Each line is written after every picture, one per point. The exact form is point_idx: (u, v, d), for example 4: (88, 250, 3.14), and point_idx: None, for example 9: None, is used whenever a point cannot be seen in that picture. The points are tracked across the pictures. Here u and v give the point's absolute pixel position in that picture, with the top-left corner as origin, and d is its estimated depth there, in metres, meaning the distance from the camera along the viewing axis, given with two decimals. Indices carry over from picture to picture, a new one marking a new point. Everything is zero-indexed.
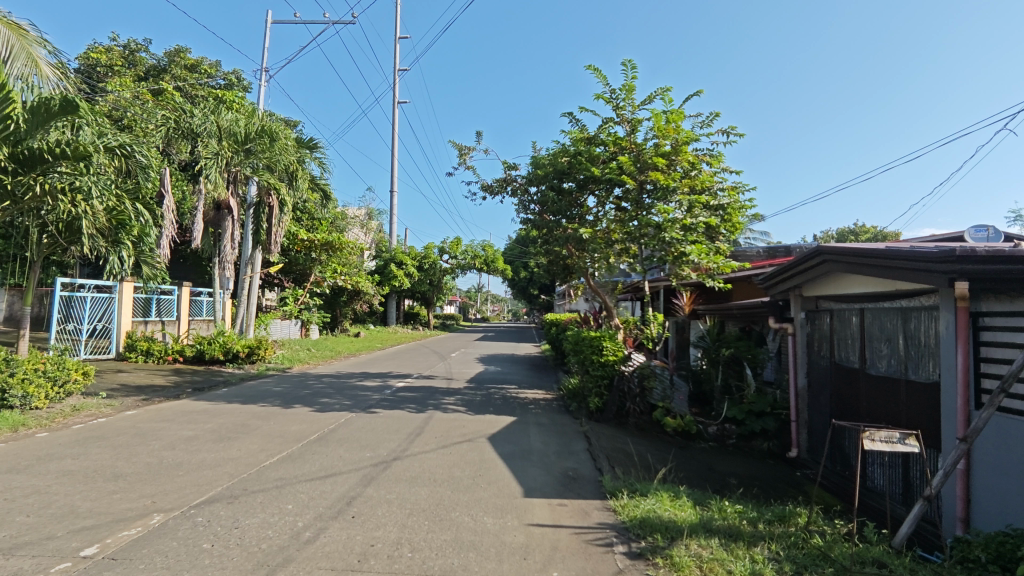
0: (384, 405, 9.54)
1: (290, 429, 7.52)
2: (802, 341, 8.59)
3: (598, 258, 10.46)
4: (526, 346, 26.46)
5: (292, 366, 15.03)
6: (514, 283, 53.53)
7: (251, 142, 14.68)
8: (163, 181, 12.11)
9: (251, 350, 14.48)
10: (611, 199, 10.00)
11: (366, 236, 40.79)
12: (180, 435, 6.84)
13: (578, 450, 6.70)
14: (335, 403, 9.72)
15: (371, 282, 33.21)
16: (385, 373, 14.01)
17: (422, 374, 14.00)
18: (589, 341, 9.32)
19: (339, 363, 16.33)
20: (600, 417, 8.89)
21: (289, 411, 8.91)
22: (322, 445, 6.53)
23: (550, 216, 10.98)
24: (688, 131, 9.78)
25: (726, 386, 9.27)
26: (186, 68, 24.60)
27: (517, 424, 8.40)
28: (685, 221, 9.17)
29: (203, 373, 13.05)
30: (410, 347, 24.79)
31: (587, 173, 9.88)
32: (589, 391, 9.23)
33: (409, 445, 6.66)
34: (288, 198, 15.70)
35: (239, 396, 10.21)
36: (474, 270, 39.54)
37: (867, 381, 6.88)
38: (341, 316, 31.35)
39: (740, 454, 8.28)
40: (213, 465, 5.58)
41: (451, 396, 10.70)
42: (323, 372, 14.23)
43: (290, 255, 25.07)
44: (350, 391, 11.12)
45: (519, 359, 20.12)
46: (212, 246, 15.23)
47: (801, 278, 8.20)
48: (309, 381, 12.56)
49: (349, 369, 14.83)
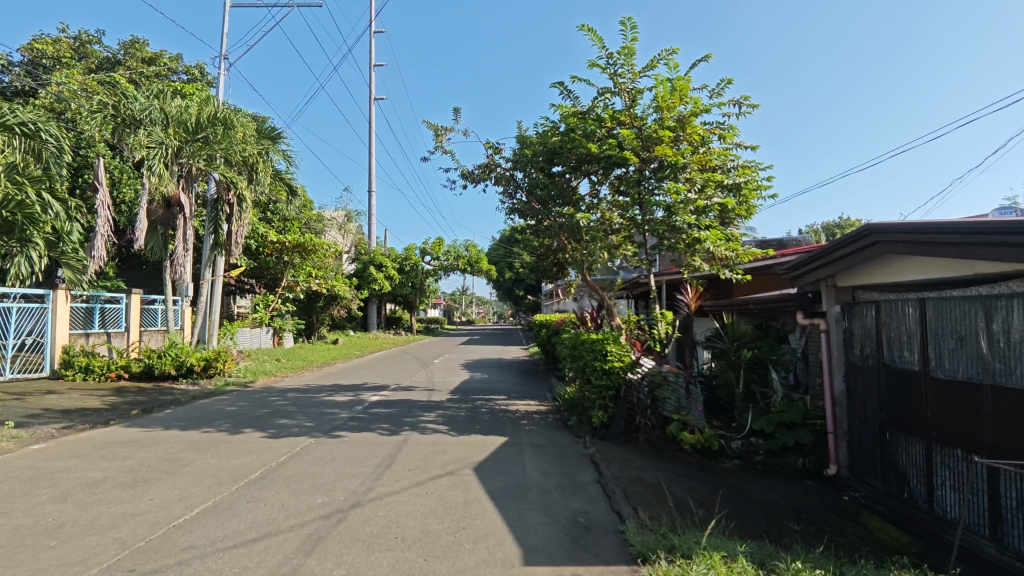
0: (351, 426, 8.15)
1: (228, 463, 6.09)
2: (837, 339, 7.38)
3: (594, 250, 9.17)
4: (514, 349, 25.12)
5: (256, 379, 13.54)
6: (498, 284, 52.13)
7: (202, 131, 13.12)
8: (96, 173, 10.63)
9: (208, 363, 13.00)
10: (610, 181, 8.70)
11: (344, 239, 39.17)
12: (82, 479, 5.39)
13: (587, 483, 5.39)
14: (294, 424, 8.29)
15: (349, 286, 31.65)
16: (359, 386, 12.55)
17: (399, 385, 12.60)
18: (589, 345, 8.00)
19: (309, 375, 14.87)
20: (606, 435, 7.59)
21: (237, 437, 7.50)
22: (263, 488, 5.13)
23: (540, 204, 9.65)
24: (694, 102, 8.56)
25: (748, 393, 8.02)
26: (144, 61, 22.93)
27: (508, 446, 7.03)
28: (699, 202, 7.91)
29: (150, 391, 11.56)
30: (391, 353, 23.33)
31: (583, 152, 8.57)
32: (590, 404, 7.90)
33: (374, 484, 5.26)
34: (248, 194, 14.21)
35: (183, 419, 8.73)
36: (457, 271, 38.08)
37: (934, 386, 5.69)
38: (317, 322, 29.77)
39: (772, 475, 7.04)
40: (109, 525, 4.20)
41: (430, 412, 9.32)
42: (288, 386, 12.77)
43: (260, 259, 23.50)
44: (314, 408, 9.71)
45: (507, 364, 18.76)
46: (162, 248, 13.71)
47: (839, 264, 6.98)
48: (270, 397, 11.10)
49: (319, 381, 13.39)
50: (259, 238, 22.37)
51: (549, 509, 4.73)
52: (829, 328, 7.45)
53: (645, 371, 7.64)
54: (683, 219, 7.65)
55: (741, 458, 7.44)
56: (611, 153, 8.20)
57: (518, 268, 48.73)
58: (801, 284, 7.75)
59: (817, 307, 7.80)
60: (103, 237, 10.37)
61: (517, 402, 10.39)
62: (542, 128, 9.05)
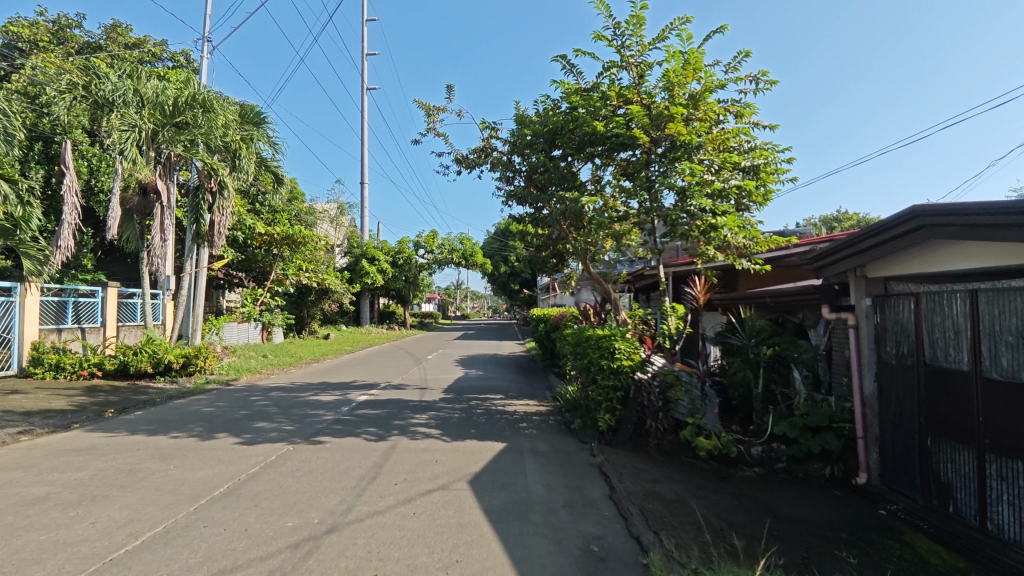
0: (335, 430, 7.46)
1: (193, 475, 5.40)
2: (867, 335, 6.74)
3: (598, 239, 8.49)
4: (510, 345, 24.46)
5: (238, 377, 12.83)
6: (494, 279, 51.35)
7: (180, 114, 12.51)
8: (62, 156, 9.91)
9: (188, 361, 12.31)
10: (616, 163, 8.01)
11: (336, 232, 38.36)
12: (21, 497, 4.70)
13: (598, 501, 4.75)
14: (273, 428, 7.60)
15: (341, 280, 30.90)
16: (347, 384, 11.86)
17: (390, 384, 11.91)
18: (595, 341, 7.34)
19: (296, 372, 14.16)
20: (614, 440, 6.95)
21: (208, 443, 6.80)
22: (227, 508, 4.45)
23: (540, 189, 8.96)
24: (708, 78, 7.88)
25: (768, 394, 7.38)
26: (126, 46, 22.06)
27: (507, 454, 6.36)
28: (716, 185, 7.22)
29: (124, 390, 10.85)
30: (383, 350, 22.62)
31: (587, 132, 7.87)
32: (597, 405, 7.25)
33: (355, 502, 4.59)
34: (230, 181, 13.46)
35: (153, 421, 8.04)
36: (452, 264, 37.33)
37: (988, 389, 5.08)
38: (308, 317, 29.02)
39: (797, 484, 6.42)
40: (35, 559, 3.52)
41: (421, 414, 8.64)
42: (273, 384, 12.07)
43: (248, 252, 22.72)
44: (298, 410, 9.01)
45: (504, 361, 18.09)
46: (138, 238, 12.96)
47: (873, 252, 6.34)
48: (252, 397, 10.40)
49: (306, 380, 12.69)
50: (246, 230, 21.58)
51: (557, 534, 4.08)
52: (858, 323, 6.80)
53: (656, 370, 6.97)
54: (700, 202, 6.95)
55: (762, 465, 6.82)
56: (619, 131, 7.51)
57: (514, 262, 48.03)
58: (827, 275, 7.08)
59: (843, 301, 7.13)
60: (71, 226, 9.67)
61: (515, 402, 9.72)
62: (543, 105, 8.36)
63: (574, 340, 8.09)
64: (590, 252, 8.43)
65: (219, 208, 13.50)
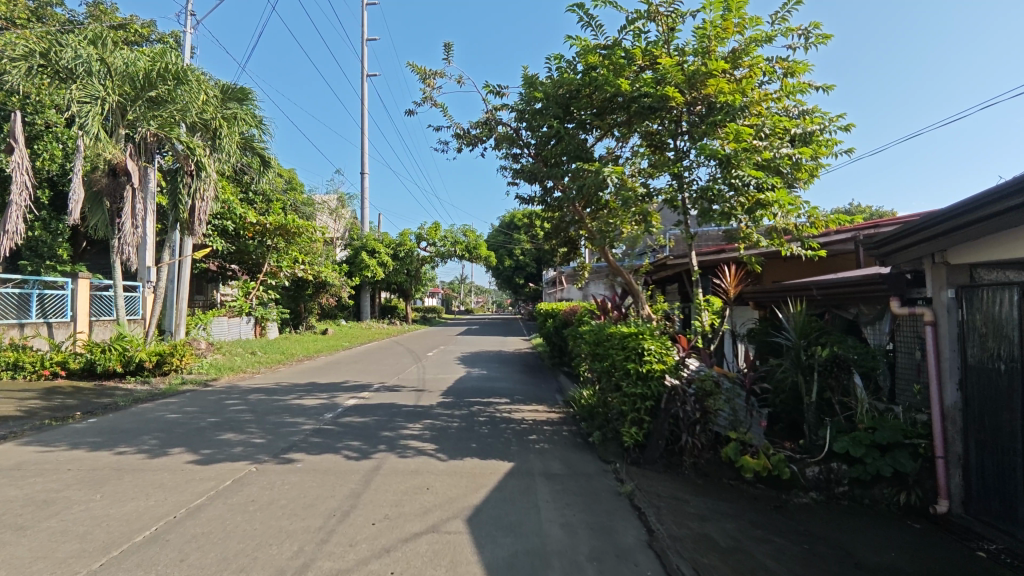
0: (312, 443, 6.34)
1: (121, 509, 4.31)
2: (947, 333, 5.52)
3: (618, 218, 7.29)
4: (515, 341, 23.36)
5: (219, 377, 11.75)
6: (498, 272, 50.06)
7: (151, 89, 11.42)
8: (11, 128, 8.82)
9: (161, 360, 11.26)
10: (642, 130, 6.83)
11: (336, 224, 37.29)
12: None
13: (633, 552, 3.61)
14: (240, 441, 6.50)
15: (339, 273, 29.84)
16: (335, 385, 10.75)
17: (384, 385, 10.81)
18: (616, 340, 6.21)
19: (283, 372, 13.05)
20: (642, 461, 5.78)
21: (157, 460, 5.72)
22: (143, 564, 3.35)
23: (551, 164, 7.81)
24: (750, 30, 6.69)
25: (823, 403, 6.20)
26: (112, 26, 20.99)
27: (514, 478, 5.22)
28: (764, 153, 6.01)
29: (88, 392, 9.78)
30: (381, 346, 21.51)
31: (609, 93, 6.69)
32: (620, 417, 6.10)
33: (315, 556, 3.48)
34: (209, 162, 12.31)
35: (104, 431, 6.97)
36: (455, 257, 36.16)
37: None
38: (305, 312, 27.98)
39: (866, 516, 5.26)
40: None
41: (414, 422, 7.51)
42: (254, 385, 10.98)
43: (239, 243, 21.63)
44: (275, 416, 7.91)
45: (509, 358, 16.93)
46: (107, 225, 11.85)
47: (960, 232, 5.11)
48: (227, 401, 9.32)
49: (291, 380, 11.59)
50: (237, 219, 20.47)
51: None
52: (936, 319, 5.58)
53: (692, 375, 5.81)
54: (749, 172, 5.73)
55: (820, 490, 5.65)
56: (648, 91, 6.32)
57: (519, 256, 46.91)
58: (896, 262, 5.87)
59: (915, 292, 5.90)
60: (19, 208, 8.76)
61: (522, 408, 8.57)
62: (556, 65, 7.20)
63: (591, 336, 6.90)
64: (605, 239, 7.22)
65: (196, 193, 12.40)
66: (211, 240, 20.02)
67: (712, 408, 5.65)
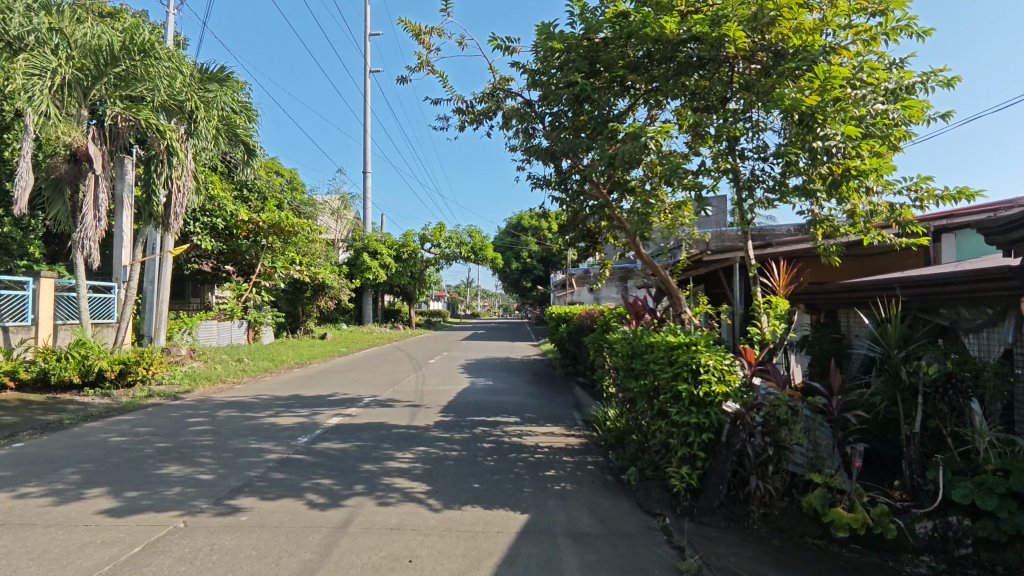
0: (272, 482, 4.98)
1: None
2: None
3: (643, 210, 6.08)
4: (522, 347, 22.00)
5: (192, 389, 10.42)
6: (505, 275, 48.66)
7: (115, 66, 10.11)
8: None
9: (126, 369, 9.98)
10: (685, 89, 5.45)
11: (338, 225, 36.08)
12: None
13: None
14: (183, 476, 5.15)
15: (339, 275, 28.56)
16: (321, 400, 9.41)
17: (376, 399, 9.44)
18: (652, 351, 4.89)
19: (268, 382, 11.73)
20: (695, 511, 4.41)
21: (63, 507, 4.37)
22: None
23: (574, 136, 6.47)
24: None
25: (930, 434, 4.73)
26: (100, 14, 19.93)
27: (529, 541, 3.84)
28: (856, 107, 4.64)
29: (34, 407, 8.47)
30: (381, 352, 20.20)
31: (648, 41, 5.35)
32: (664, 452, 4.76)
33: None
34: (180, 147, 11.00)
35: (21, 462, 5.64)
36: (460, 259, 34.85)
37: None
38: (303, 315, 26.67)
39: None
40: None
41: (404, 451, 6.13)
42: (229, 399, 9.63)
43: (230, 241, 20.38)
44: (238, 441, 6.54)
45: (518, 366, 15.55)
46: (67, 217, 10.61)
47: None
48: (191, 419, 7.99)
49: (273, 393, 10.26)
50: (228, 217, 19.22)
51: None
52: None
53: (759, 398, 4.43)
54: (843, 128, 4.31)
55: (935, 554, 4.15)
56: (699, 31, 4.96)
57: (526, 258, 45.63)
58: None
59: None
60: None
61: (534, 431, 7.16)
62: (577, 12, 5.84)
63: (623, 345, 5.55)
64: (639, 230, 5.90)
65: (164, 181, 11.05)
66: (199, 238, 18.75)
67: (787, 442, 4.27)
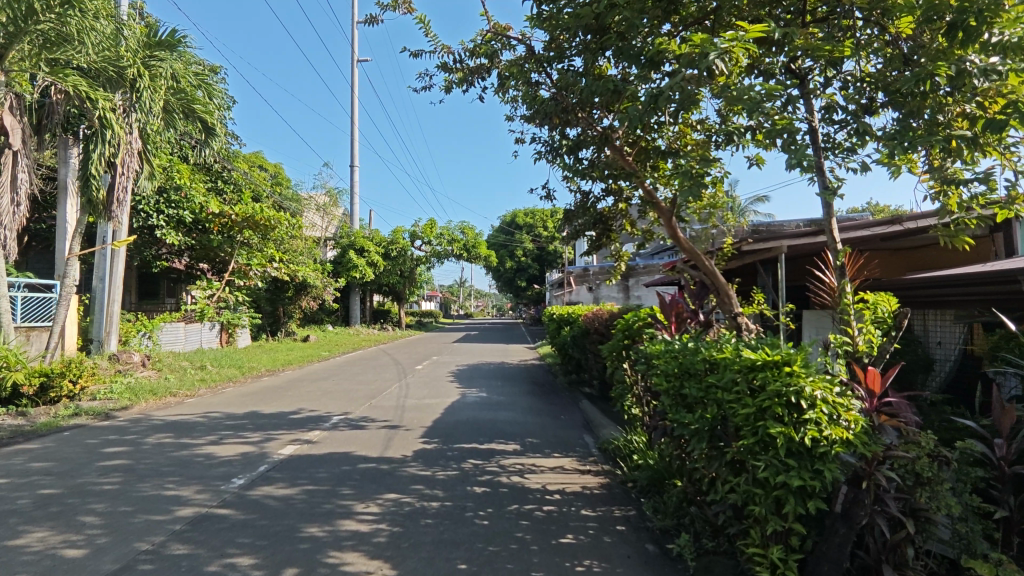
0: (164, 564, 3.42)
1: None
2: None
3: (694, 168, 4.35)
4: (517, 350, 20.48)
5: (131, 405, 8.82)
6: (499, 274, 47.09)
7: (36, 23, 8.43)
8: None
9: (48, 384, 8.47)
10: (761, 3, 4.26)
11: (324, 221, 34.40)
12: None
13: None
14: (37, 554, 3.57)
15: (323, 273, 26.92)
16: (279, 420, 7.85)
17: (346, 419, 7.89)
18: (713, 372, 3.41)
19: (227, 396, 10.19)
20: None
21: None
22: None
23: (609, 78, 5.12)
24: None
25: None
26: None
27: None
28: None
29: None
30: (365, 357, 18.67)
31: None
32: (737, 523, 3.27)
33: None
34: (114, 121, 9.34)
35: None
36: (452, 257, 33.27)
37: None
38: (284, 316, 25.06)
39: None
40: None
41: (365, 501, 4.58)
42: (169, 419, 8.04)
43: (201, 236, 18.75)
44: (149, 484, 4.97)
45: (515, 373, 14.04)
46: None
47: None
48: (109, 448, 6.42)
49: (226, 410, 8.67)
50: (196, 209, 17.59)
51: None
52: None
53: (890, 440, 2.90)
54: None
55: None
56: None
57: (521, 256, 44.13)
58: None
59: None
60: None
61: (540, 466, 5.61)
62: None
63: (663, 358, 4.05)
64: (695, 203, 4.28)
65: (98, 158, 9.34)
66: (164, 232, 17.09)
67: (929, 512, 2.81)
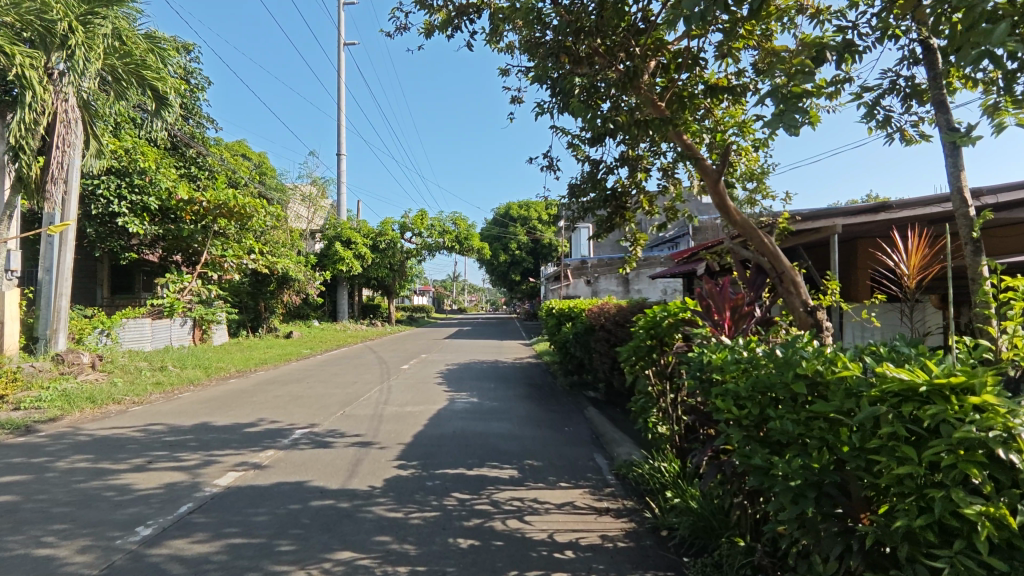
0: None
1: None
2: None
3: (788, 77, 3.10)
4: (511, 347, 19.24)
5: (60, 417, 7.52)
6: (492, 268, 45.74)
7: None
8: None
9: None
10: None
11: (310, 213, 33.00)
12: None
13: None
14: None
15: (306, 266, 25.57)
16: (230, 437, 6.58)
17: (309, 435, 6.61)
18: (822, 400, 2.20)
19: (182, 403, 8.92)
20: None
21: None
22: None
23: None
24: None
25: None
26: None
27: None
28: None
29: None
30: (349, 354, 17.39)
31: None
32: None
33: None
34: (36, 80, 7.97)
35: None
36: (444, 249, 31.93)
37: None
38: (265, 311, 23.72)
39: None
40: None
41: (307, 565, 3.34)
42: (99, 435, 6.74)
43: (170, 224, 17.38)
44: (20, 538, 3.70)
45: (511, 373, 12.82)
46: None
47: None
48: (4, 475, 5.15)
49: (171, 423, 7.38)
50: (161, 195, 16.20)
51: None
52: None
53: None
54: None
55: None
56: None
57: (515, 250, 42.87)
58: None
59: None
60: None
61: (545, 504, 4.36)
62: None
63: (722, 372, 2.80)
64: (794, 133, 2.97)
65: (15, 122, 7.95)
66: (126, 220, 15.69)
67: None
